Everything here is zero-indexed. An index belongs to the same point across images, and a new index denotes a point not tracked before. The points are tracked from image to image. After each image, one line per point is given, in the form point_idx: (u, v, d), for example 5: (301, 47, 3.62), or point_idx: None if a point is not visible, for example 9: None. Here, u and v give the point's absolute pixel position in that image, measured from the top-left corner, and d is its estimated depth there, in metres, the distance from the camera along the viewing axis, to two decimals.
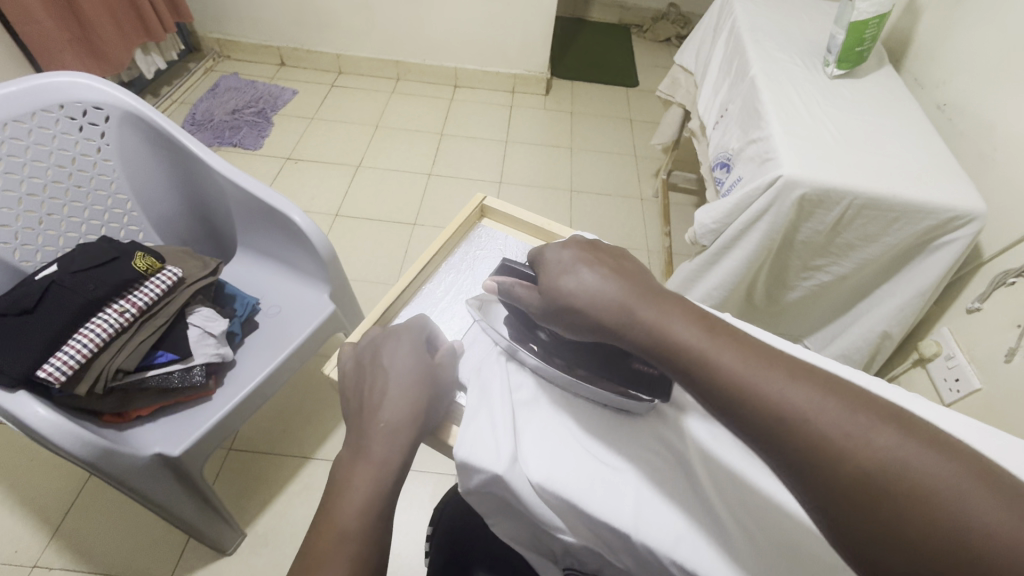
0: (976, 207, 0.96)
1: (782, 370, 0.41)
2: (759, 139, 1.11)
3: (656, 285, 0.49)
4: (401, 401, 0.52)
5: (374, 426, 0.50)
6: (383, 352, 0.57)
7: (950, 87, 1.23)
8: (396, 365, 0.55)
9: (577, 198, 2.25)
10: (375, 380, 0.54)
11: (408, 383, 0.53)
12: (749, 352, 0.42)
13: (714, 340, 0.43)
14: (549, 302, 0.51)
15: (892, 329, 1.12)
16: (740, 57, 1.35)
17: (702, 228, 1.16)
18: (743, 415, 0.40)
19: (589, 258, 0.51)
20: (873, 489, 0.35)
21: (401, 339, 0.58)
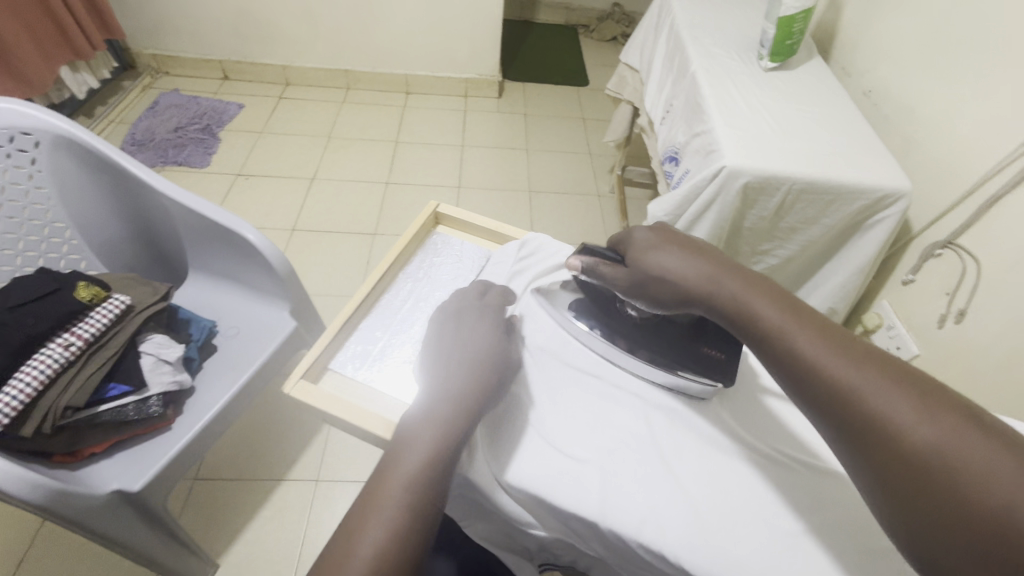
0: (902, 186, 1.03)
1: (854, 353, 0.42)
2: (703, 133, 1.16)
3: (747, 269, 0.52)
4: (479, 370, 0.53)
5: (451, 385, 0.51)
6: (472, 319, 0.58)
7: (874, 74, 1.32)
8: (481, 335, 0.57)
9: (536, 199, 2.27)
10: (456, 345, 0.55)
11: (482, 356, 0.54)
12: (827, 334, 0.44)
13: (796, 318, 0.46)
14: (635, 278, 0.56)
15: (837, 305, 1.19)
16: (680, 54, 1.40)
17: (655, 221, 1.20)
18: (810, 385, 0.43)
19: (678, 242, 0.55)
20: (917, 466, 0.36)
21: (491, 309, 0.60)
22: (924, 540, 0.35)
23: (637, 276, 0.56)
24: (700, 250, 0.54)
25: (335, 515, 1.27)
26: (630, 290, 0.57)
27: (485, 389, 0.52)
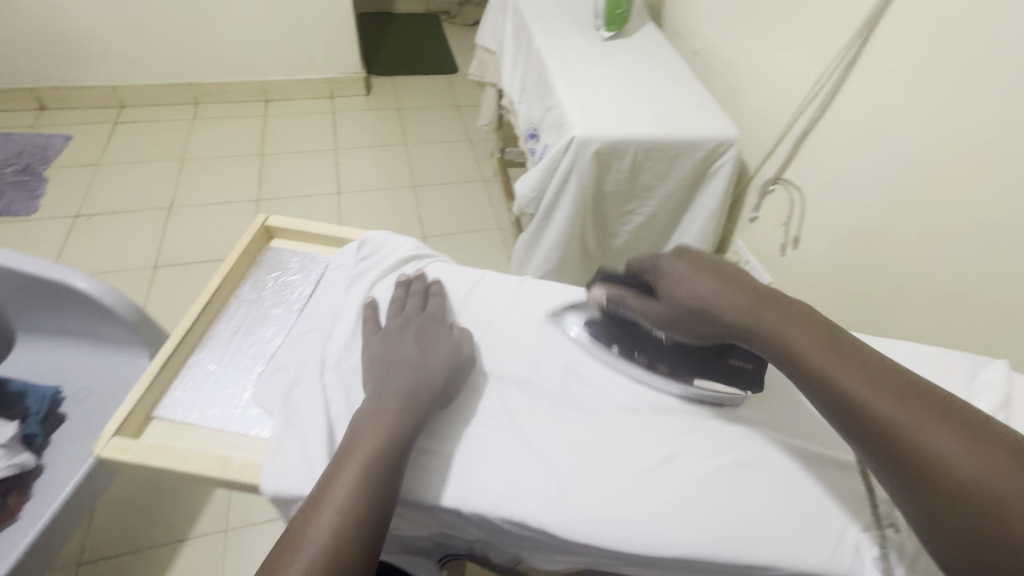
0: (730, 134, 1.14)
1: (904, 390, 0.42)
2: (553, 107, 1.19)
3: (785, 298, 0.50)
4: (420, 372, 0.51)
5: (385, 389, 0.49)
6: (413, 329, 0.55)
7: (700, 34, 1.42)
8: (423, 342, 0.54)
9: (421, 193, 2.23)
10: (399, 354, 0.52)
11: (425, 362, 0.52)
12: (873, 370, 0.44)
13: (839, 355, 0.46)
14: (665, 311, 0.54)
15: (701, 250, 1.29)
16: (525, 32, 1.43)
17: (524, 198, 1.22)
18: (856, 419, 0.43)
19: (707, 268, 0.53)
20: (966, 502, 0.37)
21: (431, 315, 0.57)
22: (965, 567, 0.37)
23: (668, 309, 0.54)
24: (731, 276, 0.53)
25: (251, 562, 1.19)
26: (657, 320, 0.55)
27: (434, 390, 0.51)
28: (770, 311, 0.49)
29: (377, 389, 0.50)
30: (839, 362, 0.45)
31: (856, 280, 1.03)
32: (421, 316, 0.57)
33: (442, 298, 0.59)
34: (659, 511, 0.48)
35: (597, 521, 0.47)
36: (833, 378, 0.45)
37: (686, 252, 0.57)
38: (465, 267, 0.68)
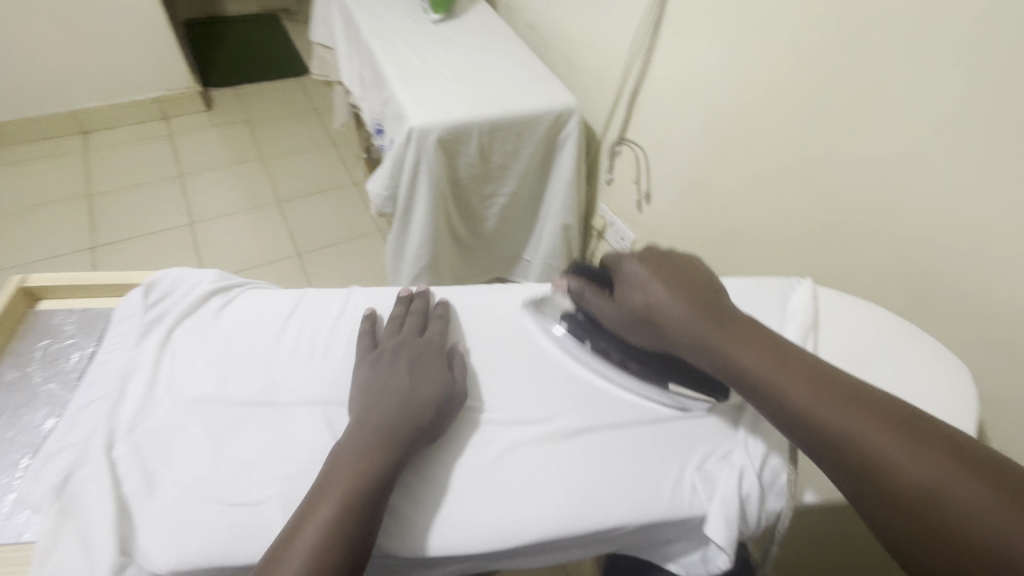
0: (567, 102, 1.16)
1: (842, 395, 0.44)
2: (388, 99, 1.14)
3: (730, 311, 0.52)
4: (409, 404, 0.48)
5: (374, 419, 0.46)
6: (407, 357, 0.52)
7: (529, 6, 1.42)
8: (420, 371, 0.51)
9: (289, 207, 2.07)
10: (392, 381, 0.50)
11: (412, 395, 0.49)
12: (815, 378, 0.46)
13: (782, 366, 0.47)
14: (625, 318, 0.55)
15: (568, 219, 1.31)
16: (351, 23, 1.35)
17: (377, 198, 1.16)
18: (806, 428, 0.45)
19: (665, 279, 0.53)
20: (910, 503, 0.39)
21: (429, 342, 0.55)
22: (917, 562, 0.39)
23: (627, 313, 0.55)
24: (689, 291, 0.52)
25: None
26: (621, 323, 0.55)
27: (421, 423, 0.47)
28: (725, 333, 0.50)
29: (363, 419, 0.47)
30: (794, 381, 0.46)
31: (700, 224, 1.10)
32: (419, 342, 0.54)
33: (443, 322, 0.57)
34: (508, 504, 0.47)
35: (446, 530, 0.46)
36: (787, 396, 0.46)
37: (640, 261, 0.56)
38: (282, 290, 0.59)
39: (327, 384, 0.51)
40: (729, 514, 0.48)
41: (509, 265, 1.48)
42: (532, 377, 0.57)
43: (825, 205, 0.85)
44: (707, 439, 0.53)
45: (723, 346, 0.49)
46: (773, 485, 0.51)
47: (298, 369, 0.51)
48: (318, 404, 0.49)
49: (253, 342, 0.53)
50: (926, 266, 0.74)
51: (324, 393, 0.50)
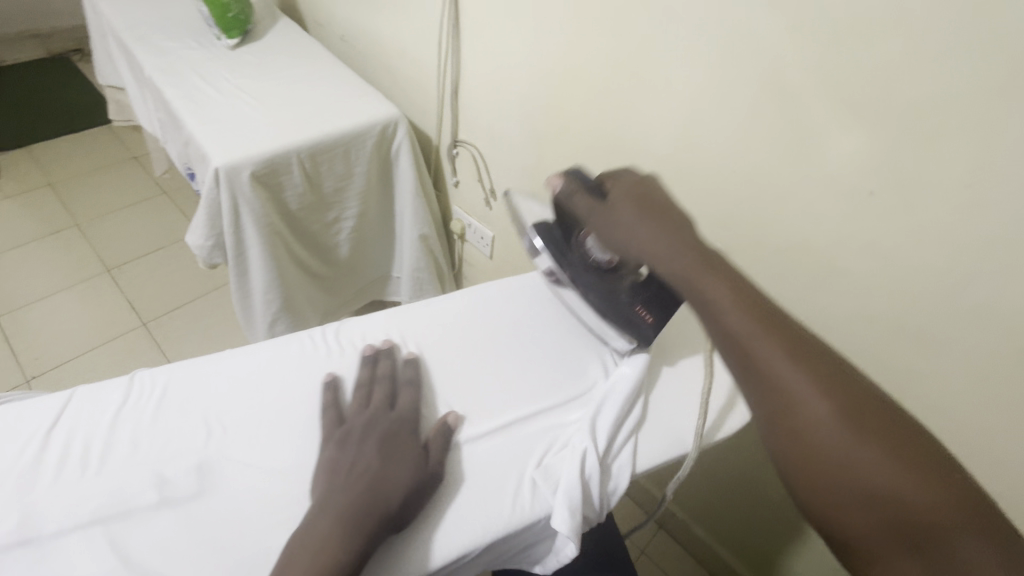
0: (390, 113, 1.12)
1: (785, 337, 0.44)
2: (188, 141, 1.03)
3: (698, 245, 0.51)
4: (377, 493, 0.44)
5: (334, 508, 0.43)
6: (376, 438, 0.48)
7: (336, 19, 1.36)
8: (390, 452, 0.47)
9: (125, 273, 1.81)
10: (361, 463, 0.46)
11: (382, 482, 0.45)
12: (762, 315, 0.45)
13: (732, 298, 0.47)
14: (603, 215, 0.54)
15: (423, 229, 1.28)
16: (133, 61, 1.20)
17: (201, 249, 1.05)
18: (735, 354, 0.45)
19: (655, 212, 0.52)
20: (809, 438, 0.41)
21: (402, 417, 0.50)
22: (799, 485, 0.42)
23: (604, 219, 0.54)
24: (674, 228, 0.52)
25: None
26: (596, 223, 0.55)
27: (388, 512, 0.44)
28: (693, 270, 0.49)
29: (325, 508, 0.43)
30: (746, 311, 0.46)
31: (542, 212, 1.12)
32: (390, 417, 0.50)
33: (414, 392, 0.53)
34: None
35: None
36: (727, 317, 0.46)
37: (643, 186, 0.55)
38: (44, 396, 0.50)
39: (108, 495, 0.44)
40: (573, 502, 0.48)
41: (379, 286, 1.42)
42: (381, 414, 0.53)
43: None
44: (544, 437, 0.54)
45: (689, 275, 0.49)
46: (607, 464, 0.53)
47: (67, 488, 0.44)
48: (97, 521, 0.43)
49: (5, 469, 0.44)
50: (724, 219, 0.80)
51: (104, 507, 0.43)
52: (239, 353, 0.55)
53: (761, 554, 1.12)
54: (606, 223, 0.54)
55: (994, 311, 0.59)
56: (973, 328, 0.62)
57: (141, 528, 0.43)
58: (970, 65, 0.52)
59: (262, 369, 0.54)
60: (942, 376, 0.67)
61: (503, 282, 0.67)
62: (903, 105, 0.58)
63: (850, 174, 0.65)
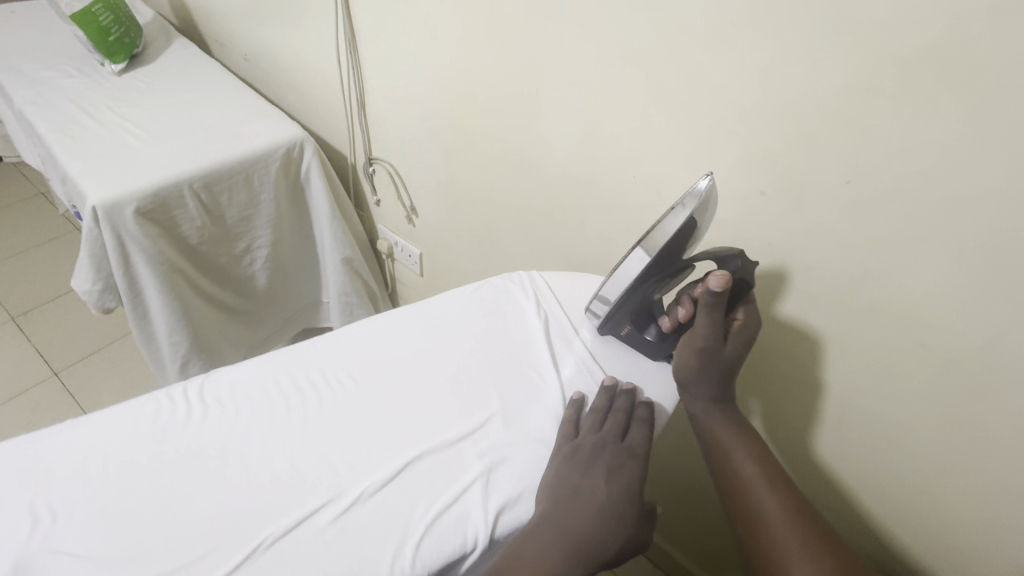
0: (293, 134, 1.06)
1: (785, 493, 0.56)
2: (66, 178, 0.94)
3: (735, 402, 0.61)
4: (596, 529, 0.47)
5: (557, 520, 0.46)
6: (603, 468, 0.50)
7: (236, 38, 1.29)
8: (618, 485, 0.49)
9: (29, 319, 1.61)
10: (587, 486, 0.49)
11: (598, 518, 0.47)
12: (769, 472, 0.58)
13: (748, 453, 0.59)
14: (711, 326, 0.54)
15: (347, 252, 1.21)
16: (4, 93, 1.10)
17: (89, 294, 0.96)
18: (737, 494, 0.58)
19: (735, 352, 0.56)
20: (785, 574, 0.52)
21: (632, 452, 0.52)
22: None
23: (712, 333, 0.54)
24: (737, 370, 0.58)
25: None
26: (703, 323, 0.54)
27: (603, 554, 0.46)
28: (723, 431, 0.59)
29: (540, 531, 0.46)
30: (768, 482, 0.57)
31: (463, 228, 1.08)
32: (621, 447, 0.52)
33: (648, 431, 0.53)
34: None
35: None
36: (745, 476, 0.58)
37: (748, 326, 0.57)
38: None
39: None
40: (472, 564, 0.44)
41: (308, 313, 1.35)
42: (246, 475, 0.47)
43: (544, 188, 0.87)
44: (437, 482, 0.49)
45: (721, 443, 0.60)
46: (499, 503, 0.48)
47: None
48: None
49: None
50: (633, 227, 0.78)
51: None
52: (79, 425, 0.49)
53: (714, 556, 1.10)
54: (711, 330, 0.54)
55: (887, 304, 0.60)
56: (870, 323, 0.62)
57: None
58: (832, 62, 0.52)
59: (105, 439, 0.48)
60: (848, 372, 0.67)
61: (398, 311, 0.63)
62: (779, 106, 0.57)
63: (740, 176, 0.64)
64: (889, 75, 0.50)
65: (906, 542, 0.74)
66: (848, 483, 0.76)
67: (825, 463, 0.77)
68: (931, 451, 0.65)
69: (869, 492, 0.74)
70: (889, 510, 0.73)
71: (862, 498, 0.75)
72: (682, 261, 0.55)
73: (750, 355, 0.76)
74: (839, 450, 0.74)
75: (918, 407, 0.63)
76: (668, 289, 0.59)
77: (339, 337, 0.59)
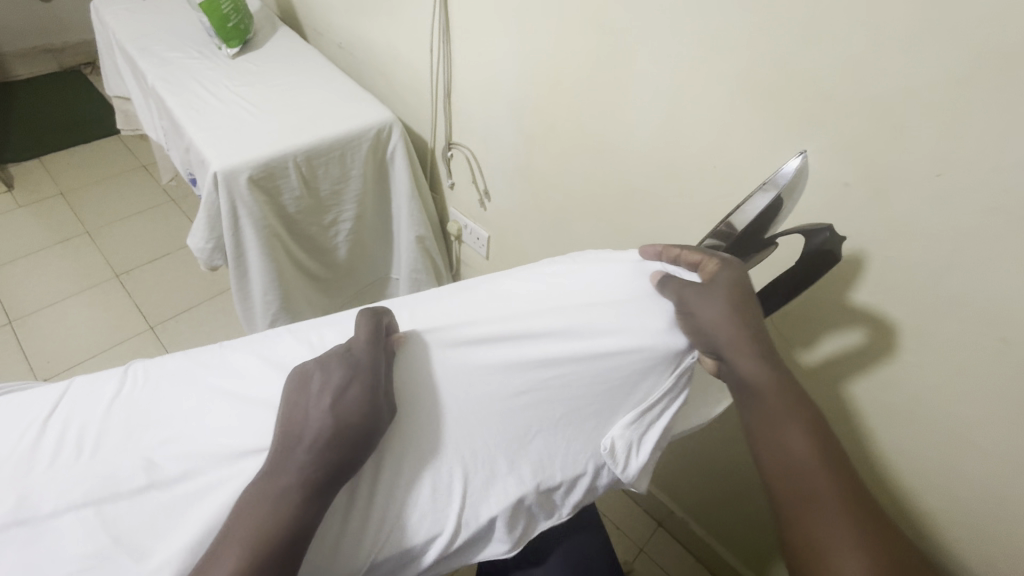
0: (385, 116, 1.14)
1: (816, 437, 0.51)
2: (190, 147, 1.06)
3: (764, 342, 0.54)
4: (322, 451, 0.46)
5: (287, 466, 0.45)
6: (328, 392, 0.48)
7: (333, 27, 1.39)
8: (339, 407, 0.47)
9: (132, 277, 1.76)
10: (309, 421, 0.47)
11: (322, 442, 0.46)
12: (806, 418, 0.52)
13: (787, 397, 0.52)
14: (722, 297, 0.54)
15: (420, 231, 1.29)
16: (137, 70, 1.24)
17: (202, 252, 1.08)
18: (766, 426, 0.52)
19: (744, 314, 0.53)
20: (808, 506, 0.48)
21: (354, 369, 0.50)
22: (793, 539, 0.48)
23: (723, 301, 0.54)
24: (759, 336, 0.53)
25: None
26: (715, 300, 0.54)
27: (326, 479, 0.46)
28: (749, 363, 0.52)
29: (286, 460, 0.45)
30: (807, 427, 0.51)
31: (535, 212, 1.14)
32: (346, 369, 0.49)
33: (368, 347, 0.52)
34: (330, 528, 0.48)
35: None
36: (785, 416, 0.51)
37: (740, 288, 0.55)
38: (49, 385, 0.54)
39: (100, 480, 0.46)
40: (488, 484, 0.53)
41: (378, 287, 1.45)
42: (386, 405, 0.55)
43: (622, 174, 0.91)
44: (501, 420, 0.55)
45: (763, 389, 0.52)
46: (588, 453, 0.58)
47: (61, 471, 0.46)
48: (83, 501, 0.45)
49: (4, 455, 0.47)
50: (709, 215, 0.81)
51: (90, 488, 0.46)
52: (234, 352, 0.58)
53: (758, 553, 1.10)
54: (723, 296, 0.54)
55: (969, 299, 0.61)
56: (949, 315, 0.63)
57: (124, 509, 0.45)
58: (929, 59, 0.54)
59: (253, 361, 0.56)
60: (923, 367, 0.68)
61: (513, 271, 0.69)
62: (868, 99, 0.59)
63: (825, 167, 0.66)
64: (988, 70, 0.51)
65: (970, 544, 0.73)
66: (912, 480, 0.76)
67: (890, 460, 0.77)
68: (1009, 454, 0.64)
69: (935, 491, 0.74)
70: (958, 513, 0.73)
71: (924, 495, 0.75)
72: (765, 239, 0.58)
73: (821, 347, 0.77)
74: (908, 447, 0.74)
75: (994, 405, 0.63)
76: (750, 264, 0.62)
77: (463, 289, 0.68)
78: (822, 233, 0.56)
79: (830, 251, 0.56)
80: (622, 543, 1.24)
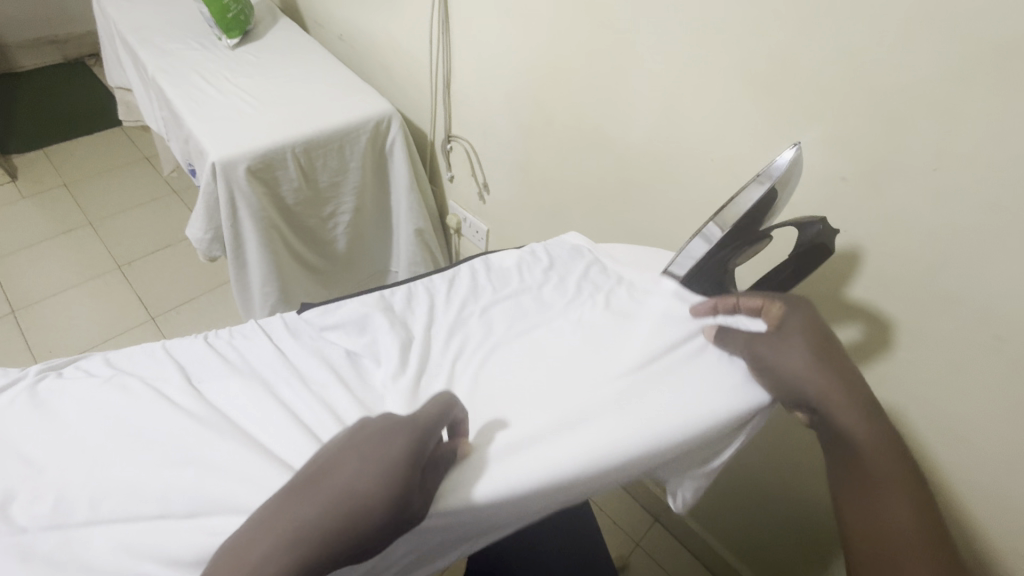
0: (385, 108, 1.14)
1: (918, 511, 0.46)
2: (189, 137, 1.06)
3: (866, 398, 0.49)
4: (339, 515, 0.35)
5: (289, 524, 0.35)
6: (367, 445, 0.38)
7: (334, 19, 1.39)
8: (370, 459, 0.37)
9: (134, 267, 1.76)
10: (335, 474, 0.37)
11: (343, 503, 0.36)
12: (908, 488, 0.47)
13: (888, 459, 0.47)
14: (811, 342, 0.51)
15: (419, 223, 1.29)
16: (138, 61, 1.24)
17: (201, 242, 1.09)
18: (864, 489, 0.47)
19: (835, 364, 0.50)
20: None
21: (403, 424, 0.40)
22: None
23: (808, 344, 0.51)
24: (859, 389, 0.49)
25: None
26: (800, 345, 0.51)
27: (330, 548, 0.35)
28: (848, 415, 0.48)
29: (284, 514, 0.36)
30: (909, 498, 0.46)
31: (534, 205, 1.13)
32: (399, 421, 0.40)
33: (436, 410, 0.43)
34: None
35: None
36: (885, 480, 0.47)
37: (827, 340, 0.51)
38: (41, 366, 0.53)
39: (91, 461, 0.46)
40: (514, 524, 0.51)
41: (378, 280, 1.45)
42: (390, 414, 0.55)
43: (620, 168, 0.90)
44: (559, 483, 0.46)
45: (860, 445, 0.48)
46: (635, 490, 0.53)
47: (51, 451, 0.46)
48: (52, 492, 0.43)
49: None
50: (706, 208, 0.81)
51: (60, 478, 0.43)
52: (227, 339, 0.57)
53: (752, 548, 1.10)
54: (814, 342, 0.51)
55: (965, 295, 0.60)
56: (944, 311, 0.62)
57: (93, 495, 0.42)
58: (928, 51, 0.53)
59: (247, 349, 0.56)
60: (919, 363, 0.67)
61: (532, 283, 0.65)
62: (866, 92, 0.59)
63: (823, 161, 0.65)
64: (988, 63, 0.50)
65: (962, 546, 0.72)
66: None
67: None
68: (1004, 452, 0.64)
69: (928, 491, 0.73)
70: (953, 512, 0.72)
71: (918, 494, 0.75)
72: (759, 231, 0.58)
73: None
74: (902, 445, 0.74)
75: (989, 402, 0.63)
76: (743, 256, 0.62)
77: (479, 281, 0.65)
78: (815, 224, 0.56)
79: (823, 244, 0.56)
80: (617, 537, 1.24)
